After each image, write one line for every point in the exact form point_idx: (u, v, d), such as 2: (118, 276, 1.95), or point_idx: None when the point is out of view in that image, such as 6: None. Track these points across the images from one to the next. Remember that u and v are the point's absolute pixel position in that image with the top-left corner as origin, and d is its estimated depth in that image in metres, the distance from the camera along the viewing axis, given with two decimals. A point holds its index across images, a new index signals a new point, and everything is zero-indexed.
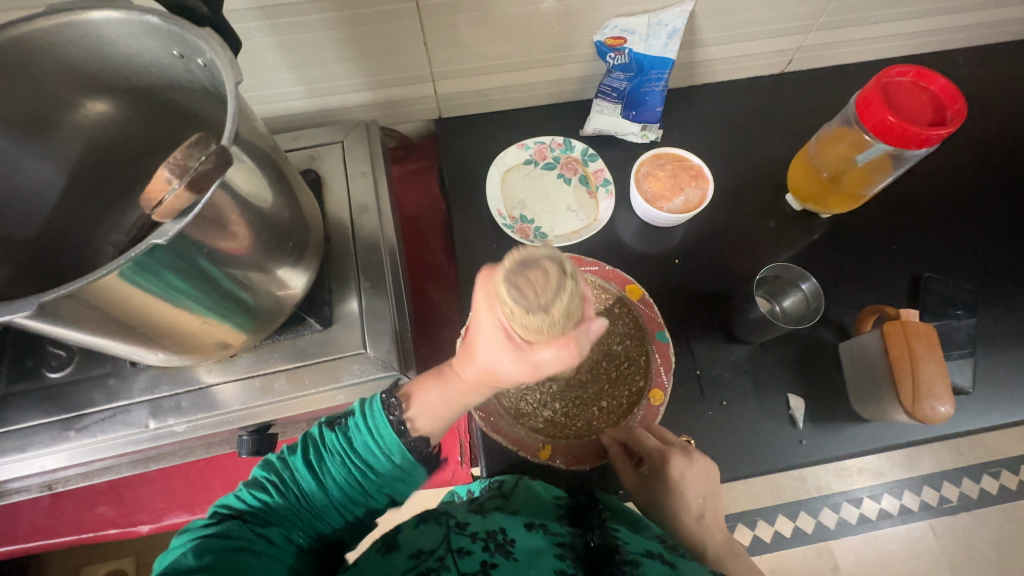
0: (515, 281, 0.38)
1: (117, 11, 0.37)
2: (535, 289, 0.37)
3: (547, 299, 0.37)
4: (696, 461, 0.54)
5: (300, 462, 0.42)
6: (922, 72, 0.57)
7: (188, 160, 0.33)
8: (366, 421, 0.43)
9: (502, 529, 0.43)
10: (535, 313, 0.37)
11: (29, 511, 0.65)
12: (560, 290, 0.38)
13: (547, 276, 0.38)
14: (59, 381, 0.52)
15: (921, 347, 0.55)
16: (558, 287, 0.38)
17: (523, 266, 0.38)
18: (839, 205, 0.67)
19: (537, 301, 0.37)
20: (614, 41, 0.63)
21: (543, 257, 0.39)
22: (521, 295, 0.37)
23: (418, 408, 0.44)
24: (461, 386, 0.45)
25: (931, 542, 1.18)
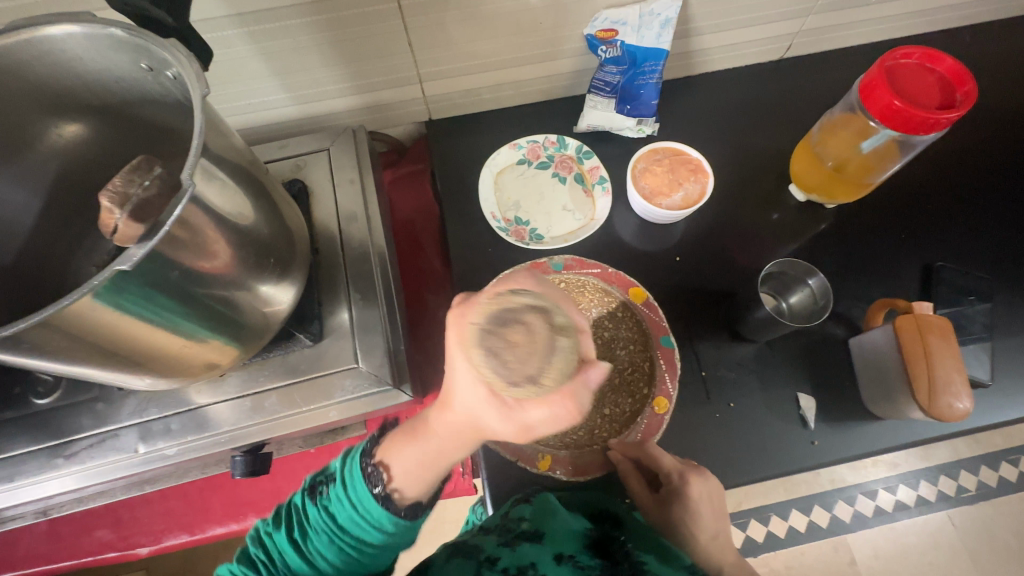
0: (493, 346, 0.37)
1: (79, 26, 0.36)
2: (515, 355, 0.37)
3: (534, 364, 0.37)
4: (711, 478, 0.52)
5: (282, 539, 0.43)
6: (930, 53, 0.55)
7: (131, 187, 0.35)
8: (346, 493, 0.43)
9: (533, 565, 0.43)
10: (517, 381, 0.37)
11: (28, 536, 0.65)
12: (547, 354, 0.37)
13: (532, 337, 0.37)
14: (46, 408, 0.51)
15: (938, 342, 0.53)
16: (545, 351, 0.37)
17: (500, 324, 0.37)
18: (844, 196, 0.65)
19: (519, 367, 0.36)
20: (606, 33, 0.61)
21: (526, 316, 0.38)
22: (507, 361, 0.37)
23: (401, 477, 0.43)
24: (439, 445, 0.44)
25: (950, 533, 1.15)
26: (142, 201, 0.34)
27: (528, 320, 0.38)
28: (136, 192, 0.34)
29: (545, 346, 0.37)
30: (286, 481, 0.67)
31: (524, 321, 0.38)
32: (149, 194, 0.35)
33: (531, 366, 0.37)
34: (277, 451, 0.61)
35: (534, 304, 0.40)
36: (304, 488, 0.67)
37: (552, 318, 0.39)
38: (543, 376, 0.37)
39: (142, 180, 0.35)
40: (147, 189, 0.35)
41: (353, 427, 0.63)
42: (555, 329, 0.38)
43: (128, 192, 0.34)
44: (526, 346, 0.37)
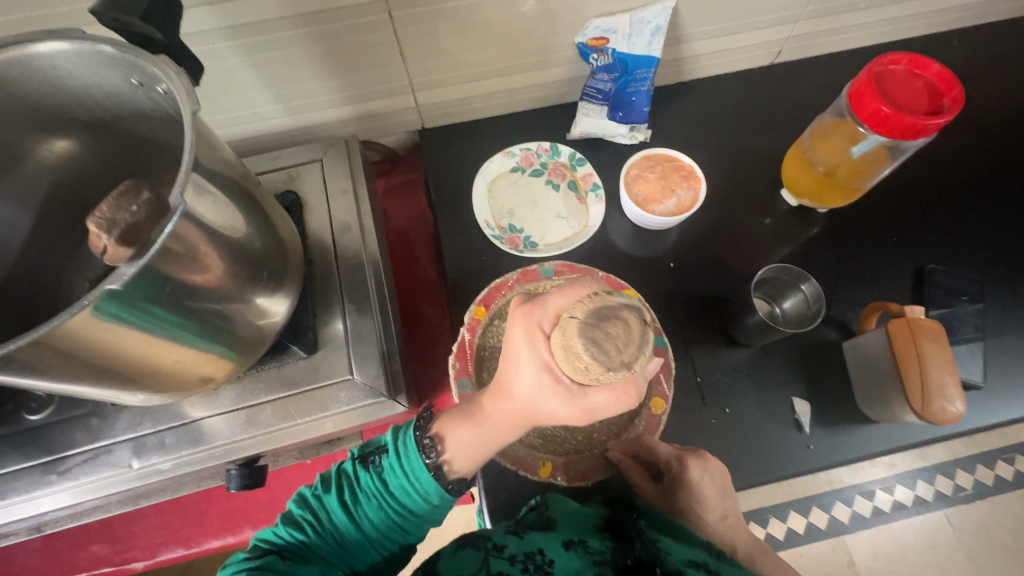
0: (594, 335, 0.37)
1: (67, 43, 0.36)
2: (616, 342, 0.37)
3: (632, 352, 0.38)
4: (711, 460, 0.53)
5: (335, 502, 0.42)
6: (917, 59, 0.55)
7: (119, 211, 0.33)
8: (401, 462, 0.42)
9: (541, 550, 0.41)
10: (614, 364, 0.37)
11: (22, 553, 0.64)
12: (639, 343, 0.39)
13: (627, 328, 0.38)
14: (39, 424, 0.51)
15: (930, 345, 0.53)
16: (637, 340, 0.39)
17: (602, 317, 0.38)
18: (834, 200, 0.65)
19: (618, 355, 0.37)
20: (596, 41, 0.61)
21: (621, 309, 0.39)
22: (609, 347, 0.37)
23: (454, 451, 0.43)
24: (494, 426, 0.43)
25: (948, 532, 1.16)
26: (130, 226, 0.33)
27: (622, 315, 0.39)
28: (124, 217, 0.33)
29: (637, 338, 0.39)
30: (282, 493, 0.67)
31: (619, 317, 0.39)
32: (136, 218, 0.33)
33: (627, 353, 0.38)
34: (273, 463, 0.61)
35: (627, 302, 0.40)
36: None
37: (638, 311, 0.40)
38: (634, 363, 0.38)
39: (130, 203, 0.33)
40: (135, 213, 0.33)
41: (348, 438, 0.63)
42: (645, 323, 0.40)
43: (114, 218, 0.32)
44: (625, 337, 0.38)
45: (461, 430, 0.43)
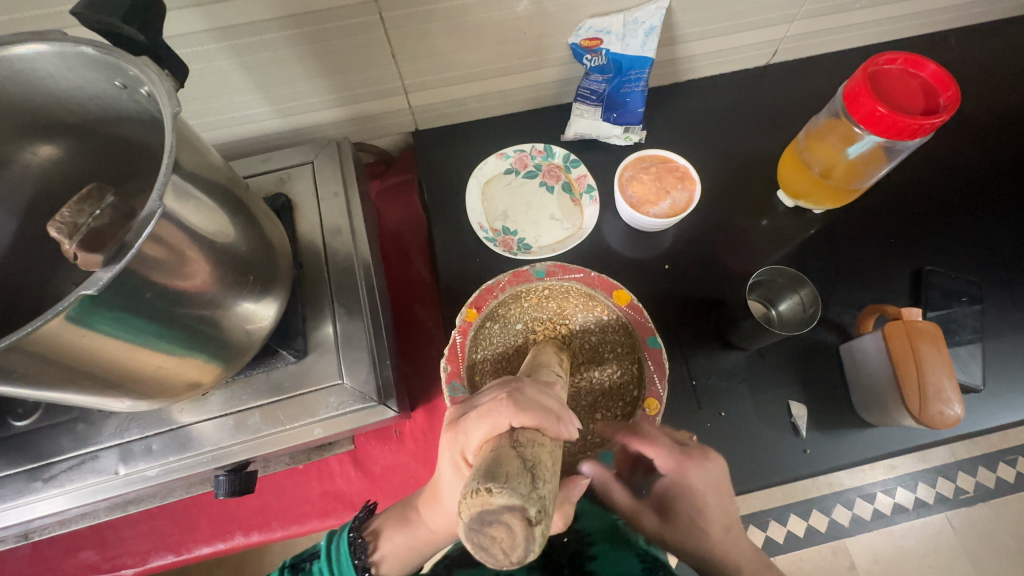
0: (470, 539, 0.28)
1: (48, 45, 0.35)
2: (502, 550, 0.27)
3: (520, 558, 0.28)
4: (711, 462, 0.51)
5: None
6: (912, 59, 0.54)
7: (80, 217, 0.34)
8: (331, 566, 0.46)
9: None
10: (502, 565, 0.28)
11: (11, 559, 0.64)
12: (533, 543, 0.28)
13: (513, 535, 0.27)
14: (25, 430, 0.50)
15: (928, 348, 0.52)
16: (530, 543, 0.28)
17: (481, 521, 0.27)
18: (830, 200, 0.64)
19: (504, 561, 0.28)
20: (590, 42, 0.61)
21: (504, 509, 0.27)
22: (494, 557, 0.28)
23: (385, 552, 0.47)
24: (424, 532, 0.47)
25: (950, 535, 1.15)
26: (93, 230, 0.34)
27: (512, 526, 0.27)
28: (86, 222, 0.34)
29: (528, 540, 0.28)
30: (274, 498, 0.66)
31: (507, 534, 0.27)
32: (100, 223, 0.35)
33: (516, 557, 0.28)
34: (264, 469, 0.60)
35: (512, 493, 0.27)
36: (293, 505, 0.66)
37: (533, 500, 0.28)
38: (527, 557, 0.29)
39: (93, 208, 0.35)
40: (98, 216, 0.35)
41: (341, 443, 0.62)
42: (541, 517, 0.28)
43: (78, 223, 0.33)
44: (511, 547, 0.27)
45: (397, 533, 0.48)
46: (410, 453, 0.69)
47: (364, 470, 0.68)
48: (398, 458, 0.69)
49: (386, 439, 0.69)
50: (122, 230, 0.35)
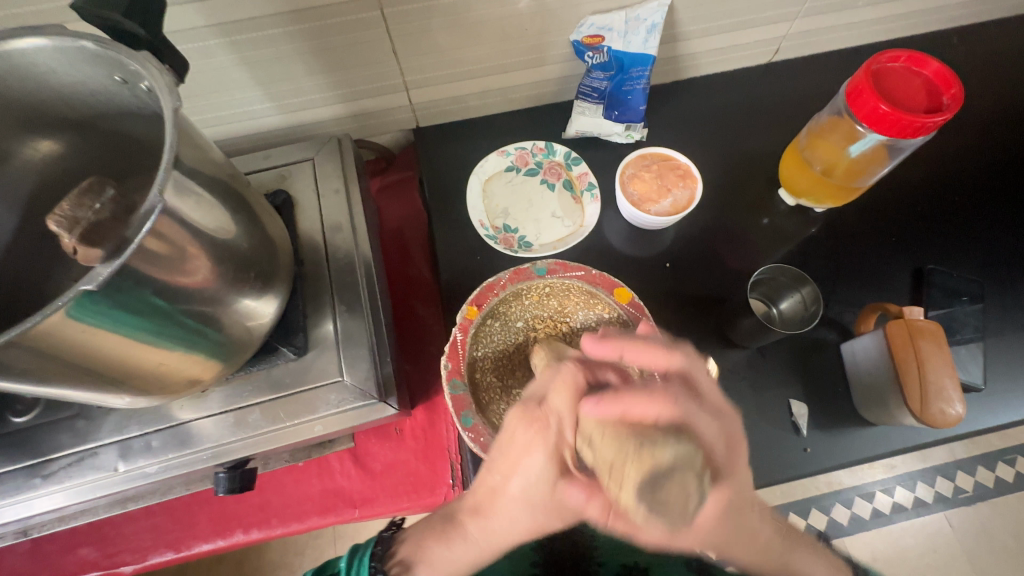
0: (649, 501, 0.34)
1: (48, 39, 0.35)
2: (674, 506, 0.35)
3: (691, 514, 0.35)
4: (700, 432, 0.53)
5: None
6: (916, 56, 0.54)
7: (80, 210, 0.34)
8: None
9: None
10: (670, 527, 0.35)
11: (11, 556, 0.64)
12: (696, 502, 0.35)
13: (683, 490, 0.35)
14: (25, 426, 0.50)
15: (930, 347, 0.52)
16: (695, 498, 0.35)
17: (654, 481, 0.34)
18: (833, 199, 0.64)
19: (679, 519, 0.35)
20: (591, 39, 0.61)
21: (676, 462, 0.35)
22: (669, 515, 0.35)
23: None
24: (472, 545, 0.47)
25: (949, 535, 1.15)
26: (93, 224, 0.34)
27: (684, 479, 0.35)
28: (86, 215, 0.34)
29: (698, 497, 0.35)
30: (274, 495, 0.66)
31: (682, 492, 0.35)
32: (99, 217, 0.34)
33: (686, 516, 0.35)
34: (264, 466, 0.60)
35: (680, 453, 0.35)
36: (293, 502, 0.66)
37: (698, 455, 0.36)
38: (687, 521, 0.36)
39: (93, 203, 0.35)
40: (98, 211, 0.34)
41: (341, 440, 0.62)
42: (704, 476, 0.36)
43: (76, 216, 0.33)
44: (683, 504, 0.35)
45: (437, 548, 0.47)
46: (410, 451, 0.69)
47: (363, 468, 0.68)
48: (398, 455, 0.69)
49: (386, 437, 0.69)
50: (121, 225, 0.34)
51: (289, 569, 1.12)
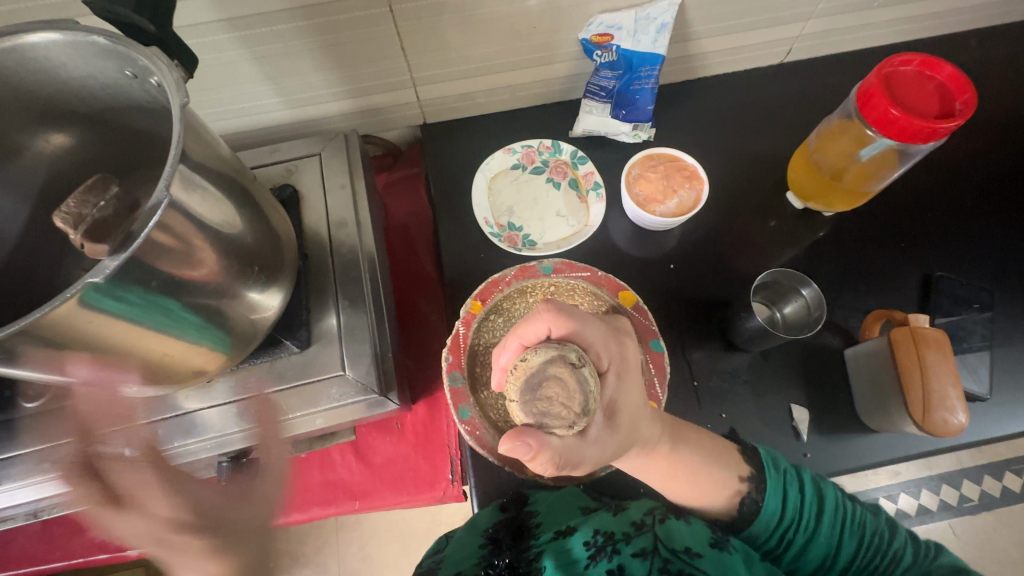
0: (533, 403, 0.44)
1: (61, 33, 0.35)
2: (558, 399, 0.44)
3: (576, 400, 0.44)
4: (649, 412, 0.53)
5: None
6: (929, 60, 0.53)
7: (86, 207, 0.35)
8: None
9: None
10: (560, 408, 0.43)
11: (22, 536, 0.65)
12: (575, 386, 0.44)
13: (561, 383, 0.44)
14: (35, 412, 0.51)
15: (935, 356, 0.51)
16: (572, 385, 0.44)
17: (533, 386, 0.45)
18: (841, 204, 0.64)
19: (568, 407, 0.43)
20: (601, 38, 0.60)
21: (542, 367, 0.45)
22: (554, 409, 0.43)
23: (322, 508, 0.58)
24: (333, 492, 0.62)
25: (952, 542, 1.14)
26: (99, 221, 0.34)
27: (528, 367, 0.45)
28: (91, 212, 0.34)
29: (575, 383, 0.44)
30: None
31: (554, 374, 0.44)
32: (103, 214, 0.35)
33: (573, 404, 0.43)
34: None
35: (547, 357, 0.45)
36: (294, 493, 0.67)
37: (568, 351, 0.45)
38: (579, 405, 0.44)
39: (98, 199, 0.35)
40: (104, 208, 0.35)
41: (343, 432, 0.63)
42: (578, 370, 0.44)
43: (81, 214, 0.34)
44: (563, 392, 0.44)
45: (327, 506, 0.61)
46: (410, 445, 0.70)
47: (364, 461, 0.69)
48: (399, 450, 0.69)
49: (387, 431, 0.70)
50: (127, 222, 0.36)
51: (291, 556, 1.14)
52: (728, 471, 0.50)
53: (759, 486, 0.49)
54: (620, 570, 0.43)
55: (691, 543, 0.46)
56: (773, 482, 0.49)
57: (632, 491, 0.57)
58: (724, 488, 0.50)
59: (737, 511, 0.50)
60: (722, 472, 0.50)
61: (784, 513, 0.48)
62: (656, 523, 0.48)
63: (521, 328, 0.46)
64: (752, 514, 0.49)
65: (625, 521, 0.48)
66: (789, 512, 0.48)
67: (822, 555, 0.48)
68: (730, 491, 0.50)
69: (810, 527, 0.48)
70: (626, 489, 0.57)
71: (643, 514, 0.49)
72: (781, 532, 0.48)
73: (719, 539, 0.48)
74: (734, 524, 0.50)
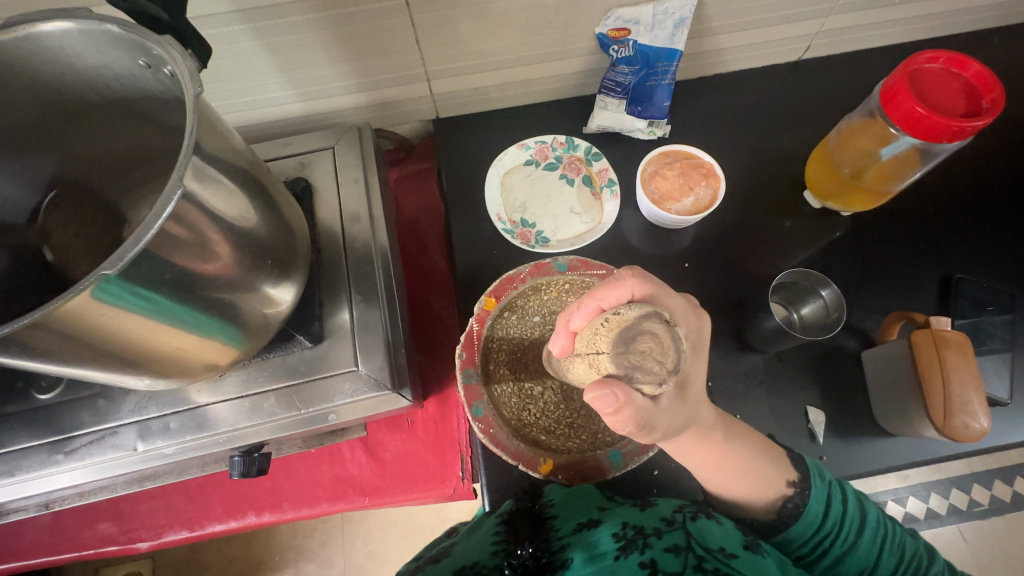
0: (625, 356, 0.39)
1: (77, 22, 0.35)
2: (653, 354, 0.39)
3: (671, 359, 0.39)
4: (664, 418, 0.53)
5: None
6: (957, 59, 0.52)
7: None
8: None
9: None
10: (654, 366, 0.39)
11: (32, 528, 0.66)
12: (671, 348, 0.40)
13: (657, 340, 0.40)
14: (48, 403, 0.51)
15: (955, 358, 0.50)
16: (668, 345, 0.40)
17: (628, 338, 0.40)
18: (860, 203, 0.63)
19: (662, 367, 0.39)
20: (617, 32, 0.59)
21: (641, 321, 0.40)
22: (649, 365, 0.39)
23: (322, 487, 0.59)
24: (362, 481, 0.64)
25: (961, 547, 1.13)
26: None
27: (623, 317, 0.41)
28: None
29: (671, 342, 0.40)
30: (286, 480, 0.67)
31: (648, 330, 0.40)
32: None
33: (668, 363, 0.39)
34: (277, 451, 0.61)
35: (644, 311, 0.41)
36: (304, 487, 0.67)
37: (663, 311, 0.41)
38: (673, 366, 0.39)
39: None
40: None
41: (353, 429, 0.62)
42: (676, 330, 0.41)
43: None
44: (660, 349, 0.39)
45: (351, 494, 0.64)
46: (420, 442, 0.69)
47: (375, 457, 0.69)
48: (409, 446, 0.69)
49: (397, 427, 0.69)
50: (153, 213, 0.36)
51: (297, 550, 1.14)
52: (774, 473, 0.49)
53: (803, 494, 0.48)
54: (651, 564, 0.41)
55: (724, 544, 0.45)
56: (816, 492, 0.48)
57: (645, 491, 0.57)
58: (769, 487, 0.49)
59: (776, 514, 0.49)
60: (769, 470, 0.49)
61: (824, 523, 0.48)
62: (687, 520, 0.47)
63: (602, 289, 0.44)
64: (792, 519, 0.49)
65: (656, 516, 0.47)
66: (829, 521, 0.48)
67: (858, 567, 0.48)
68: (775, 492, 0.49)
69: (850, 540, 0.48)
70: (639, 489, 0.57)
71: (674, 511, 0.48)
72: (817, 540, 0.48)
73: (750, 542, 0.47)
74: (771, 524, 0.50)
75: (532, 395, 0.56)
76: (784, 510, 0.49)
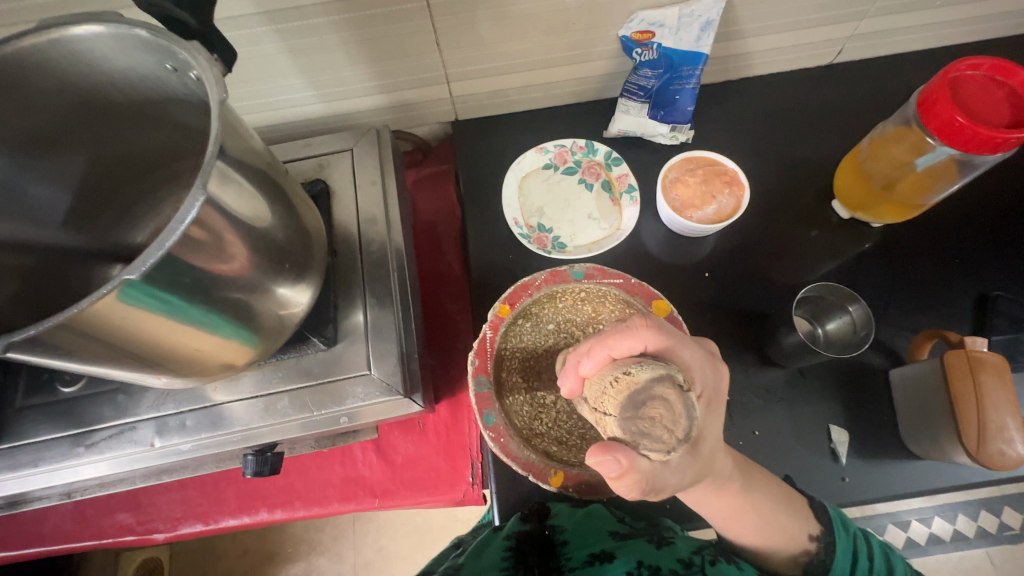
0: (632, 421, 0.39)
1: (104, 26, 0.36)
2: (663, 422, 0.38)
3: (682, 427, 0.38)
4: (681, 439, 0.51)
5: None
6: (1000, 65, 0.50)
7: None
8: None
9: None
10: (663, 435, 0.38)
11: (56, 515, 0.68)
12: (682, 414, 0.38)
13: (667, 406, 0.39)
14: (72, 396, 0.53)
15: (992, 382, 0.48)
16: (679, 411, 0.38)
17: (637, 403, 0.39)
18: (892, 215, 0.60)
19: (671, 434, 0.38)
20: (641, 35, 0.58)
21: (652, 384, 0.39)
22: (658, 432, 0.38)
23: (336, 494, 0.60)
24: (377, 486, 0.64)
25: (988, 571, 1.08)
26: None
27: (632, 379, 0.40)
28: None
29: (682, 409, 0.39)
30: (298, 479, 0.68)
31: (659, 395, 0.39)
32: None
33: (677, 431, 0.38)
34: (291, 451, 0.61)
35: (655, 372, 0.40)
36: (316, 487, 0.68)
37: (676, 373, 0.40)
38: (683, 435, 0.38)
39: None
40: None
41: (366, 431, 0.62)
42: (689, 396, 0.39)
43: None
44: (670, 416, 0.38)
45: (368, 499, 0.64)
46: (431, 446, 0.69)
47: (386, 459, 0.69)
48: (420, 449, 0.69)
49: (409, 430, 0.69)
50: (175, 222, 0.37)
51: (309, 543, 1.16)
52: (797, 525, 0.48)
53: (828, 548, 0.47)
54: None
55: None
56: (842, 542, 0.48)
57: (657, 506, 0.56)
58: (791, 537, 0.48)
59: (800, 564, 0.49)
60: (789, 520, 0.48)
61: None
62: (705, 564, 0.48)
63: (614, 337, 0.43)
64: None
65: (672, 556, 0.48)
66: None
67: None
68: (798, 545, 0.48)
69: None
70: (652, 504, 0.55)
71: (692, 551, 0.49)
72: None
73: None
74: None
75: (544, 404, 0.56)
76: (810, 565, 0.48)
